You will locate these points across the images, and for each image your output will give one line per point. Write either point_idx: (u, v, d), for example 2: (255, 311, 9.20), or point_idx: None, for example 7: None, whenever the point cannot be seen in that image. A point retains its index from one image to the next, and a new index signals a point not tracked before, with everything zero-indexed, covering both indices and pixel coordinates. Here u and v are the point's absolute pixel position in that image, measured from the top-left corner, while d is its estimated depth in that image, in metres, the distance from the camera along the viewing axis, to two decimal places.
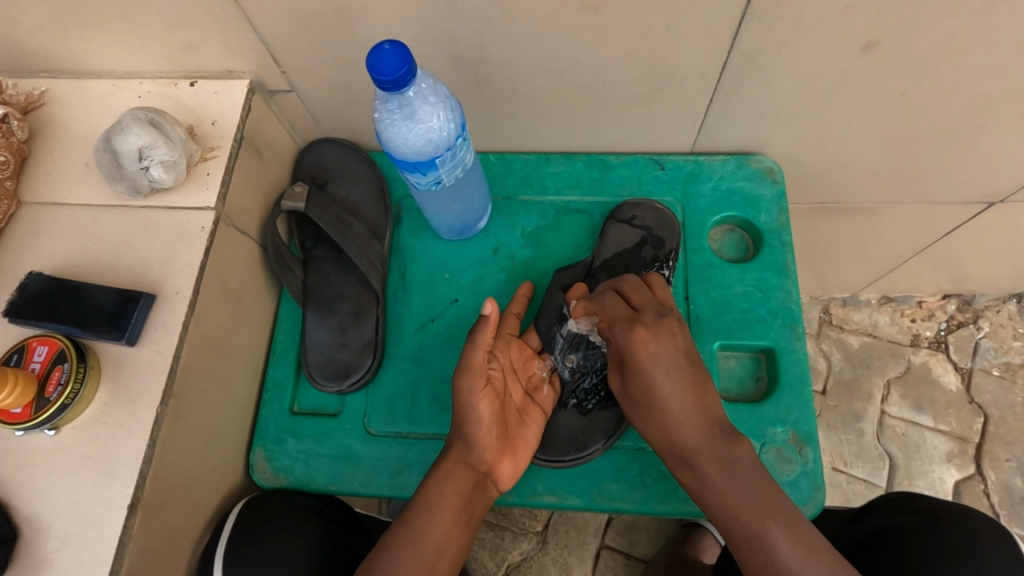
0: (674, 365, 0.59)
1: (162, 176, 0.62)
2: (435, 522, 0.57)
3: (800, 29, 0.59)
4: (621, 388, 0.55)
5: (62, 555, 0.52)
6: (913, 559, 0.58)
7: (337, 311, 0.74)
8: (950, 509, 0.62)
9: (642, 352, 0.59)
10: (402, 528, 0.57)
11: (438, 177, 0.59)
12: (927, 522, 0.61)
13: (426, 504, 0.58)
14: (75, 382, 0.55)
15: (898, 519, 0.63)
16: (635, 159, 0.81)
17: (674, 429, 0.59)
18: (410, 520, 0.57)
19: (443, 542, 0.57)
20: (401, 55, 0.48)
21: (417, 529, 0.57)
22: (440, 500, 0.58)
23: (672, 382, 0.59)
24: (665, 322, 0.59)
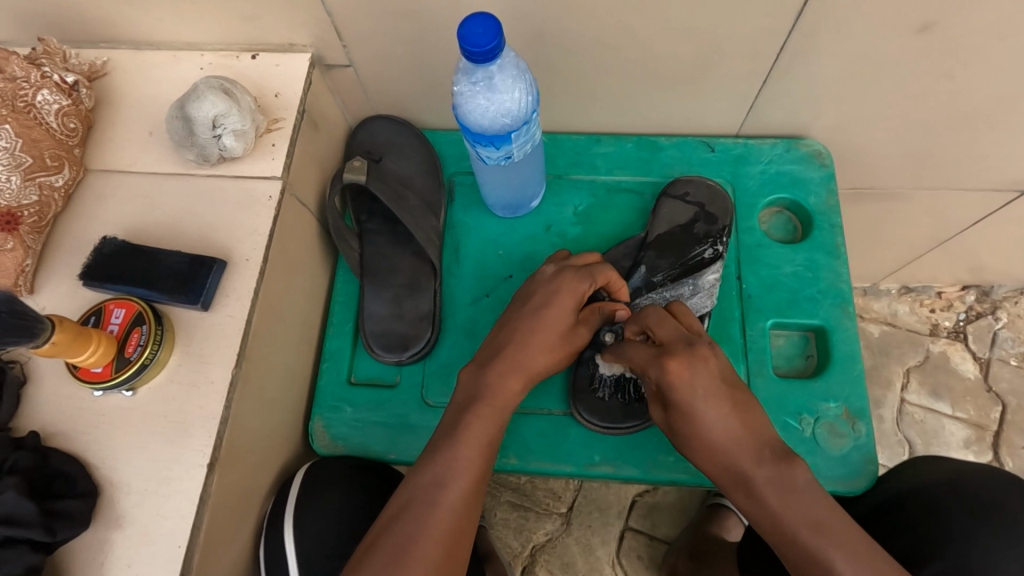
0: (711, 395, 0.57)
1: (232, 144, 0.63)
2: (480, 447, 0.57)
3: (862, 9, 0.60)
4: (682, 375, 0.57)
5: (144, 510, 0.53)
6: (936, 517, 0.60)
7: (392, 283, 0.75)
8: (974, 471, 0.63)
9: (683, 389, 0.57)
10: (451, 453, 0.56)
11: (509, 151, 0.61)
12: (951, 482, 0.62)
13: (483, 411, 0.58)
14: (153, 344, 0.56)
15: (921, 480, 0.64)
16: (685, 141, 0.82)
17: (723, 455, 0.56)
18: (461, 442, 0.56)
19: (485, 470, 0.57)
20: (493, 28, 0.49)
21: (466, 451, 0.56)
22: (492, 416, 0.58)
23: (714, 408, 0.57)
24: (696, 352, 0.58)
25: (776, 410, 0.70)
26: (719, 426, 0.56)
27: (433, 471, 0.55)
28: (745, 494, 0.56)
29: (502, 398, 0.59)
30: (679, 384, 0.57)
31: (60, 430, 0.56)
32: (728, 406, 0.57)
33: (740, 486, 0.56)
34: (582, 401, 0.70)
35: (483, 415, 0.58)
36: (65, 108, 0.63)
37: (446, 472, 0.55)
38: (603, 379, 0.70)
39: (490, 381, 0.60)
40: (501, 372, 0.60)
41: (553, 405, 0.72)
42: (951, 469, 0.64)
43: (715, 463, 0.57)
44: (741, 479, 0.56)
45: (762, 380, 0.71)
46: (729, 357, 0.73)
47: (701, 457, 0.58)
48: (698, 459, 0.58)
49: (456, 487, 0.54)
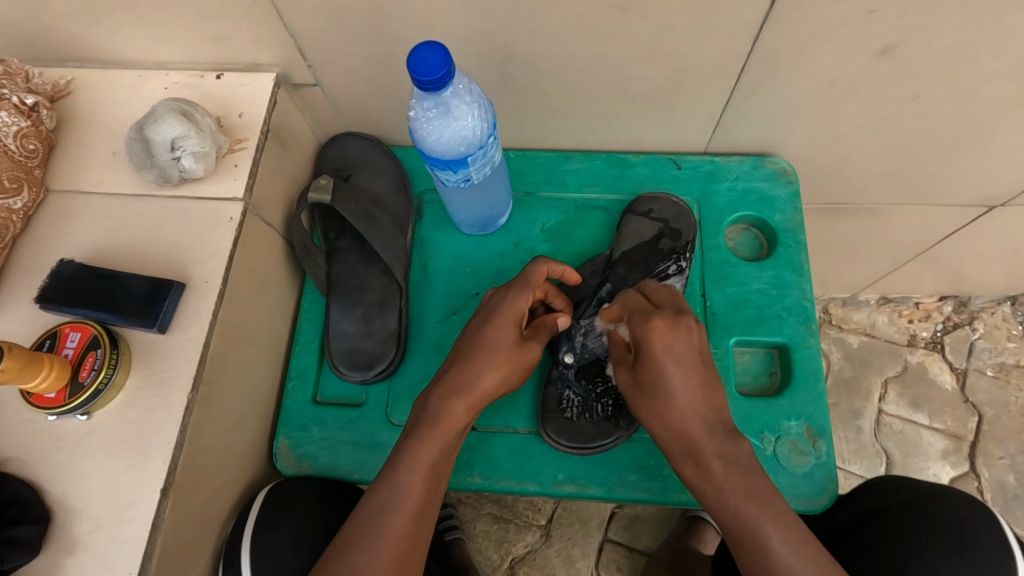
0: (681, 361, 0.59)
1: (192, 166, 0.63)
2: (427, 474, 0.56)
3: (821, 33, 0.61)
4: (662, 334, 0.59)
5: (95, 537, 0.53)
6: (900, 542, 0.61)
7: (360, 301, 0.75)
8: (935, 491, 0.64)
9: (658, 346, 0.60)
10: (397, 476, 0.56)
11: (467, 174, 0.61)
12: (912, 504, 0.63)
13: (430, 435, 0.57)
14: (108, 368, 0.55)
15: (883, 501, 0.65)
16: (654, 158, 0.83)
17: (679, 423, 0.59)
18: (406, 468, 0.56)
19: (432, 495, 0.57)
20: (442, 56, 0.50)
21: (413, 476, 0.56)
22: (437, 441, 0.57)
23: (681, 374, 0.59)
24: (681, 320, 0.61)
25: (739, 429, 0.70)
26: (678, 390, 0.59)
27: (379, 498, 0.55)
28: (692, 463, 0.58)
29: (451, 420, 0.58)
30: (656, 344, 0.60)
31: (12, 455, 0.55)
32: (694, 378, 0.59)
33: (684, 447, 0.58)
34: (550, 422, 0.70)
35: (430, 438, 0.57)
36: (23, 130, 0.63)
37: (390, 498, 0.55)
38: (571, 399, 0.70)
39: (438, 400, 0.59)
40: (447, 394, 0.59)
41: (519, 423, 0.72)
42: (912, 490, 0.65)
43: (664, 425, 0.59)
44: (692, 446, 0.58)
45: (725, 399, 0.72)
46: None
47: (655, 419, 0.60)
48: (648, 414, 0.60)
49: (400, 513, 0.54)
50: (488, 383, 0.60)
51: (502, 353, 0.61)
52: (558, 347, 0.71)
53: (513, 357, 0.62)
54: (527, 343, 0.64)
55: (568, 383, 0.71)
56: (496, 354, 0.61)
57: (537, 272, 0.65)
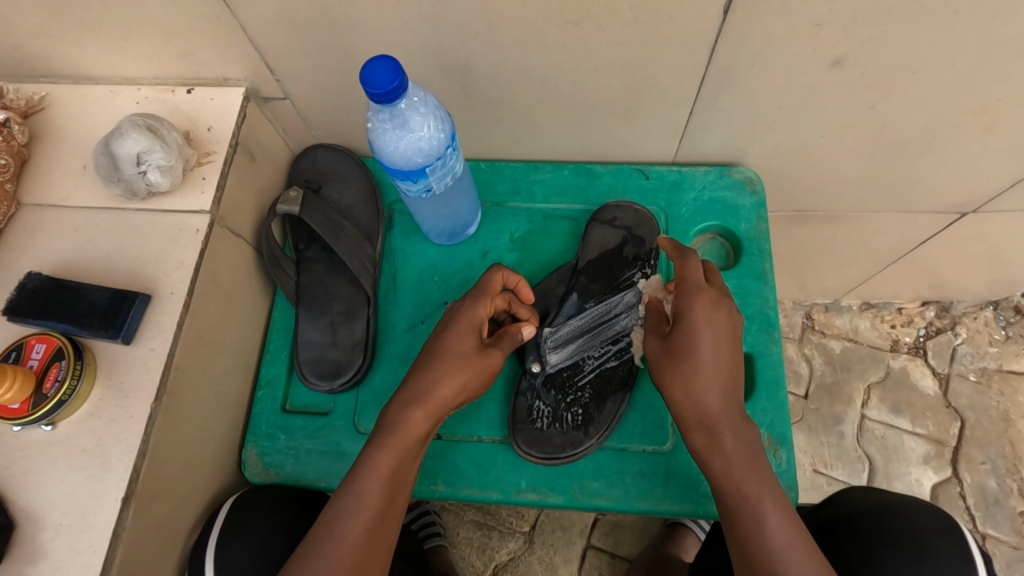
0: (717, 341, 0.61)
1: (158, 180, 0.64)
2: (385, 482, 0.57)
3: (773, 46, 0.62)
4: (702, 316, 0.62)
5: (57, 545, 0.54)
6: (865, 547, 0.62)
7: (329, 311, 0.77)
8: (900, 500, 0.65)
9: (696, 321, 0.62)
10: (356, 486, 0.57)
11: (428, 184, 0.62)
12: (877, 510, 0.64)
13: (389, 444, 0.58)
14: (72, 379, 0.56)
15: (853, 506, 0.66)
16: (621, 168, 0.84)
17: (696, 394, 0.60)
18: (364, 477, 0.57)
19: (391, 502, 0.57)
20: (393, 69, 0.51)
21: (371, 485, 0.56)
22: (395, 450, 0.58)
23: (715, 351, 0.61)
24: (726, 303, 0.63)
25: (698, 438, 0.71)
26: (713, 388, 0.60)
27: (338, 505, 0.56)
28: (704, 434, 0.60)
29: (410, 430, 0.59)
30: (696, 321, 0.61)
31: None
32: (725, 358, 0.61)
33: (700, 421, 0.60)
34: (520, 433, 0.70)
35: (387, 450, 0.58)
36: None
37: (349, 507, 0.56)
38: (541, 409, 0.71)
39: (396, 411, 0.60)
40: (407, 403, 0.60)
41: (484, 432, 0.72)
42: (885, 499, 0.66)
43: (683, 390, 0.61)
44: (706, 419, 0.60)
45: None
46: (656, 385, 0.73)
47: (675, 392, 0.61)
48: (670, 377, 0.62)
49: (357, 522, 0.55)
50: (447, 394, 0.61)
51: (463, 361, 0.62)
52: (526, 357, 0.72)
53: (472, 366, 0.63)
54: (487, 350, 0.64)
55: (538, 394, 0.71)
56: (456, 362, 0.62)
57: (492, 283, 0.66)
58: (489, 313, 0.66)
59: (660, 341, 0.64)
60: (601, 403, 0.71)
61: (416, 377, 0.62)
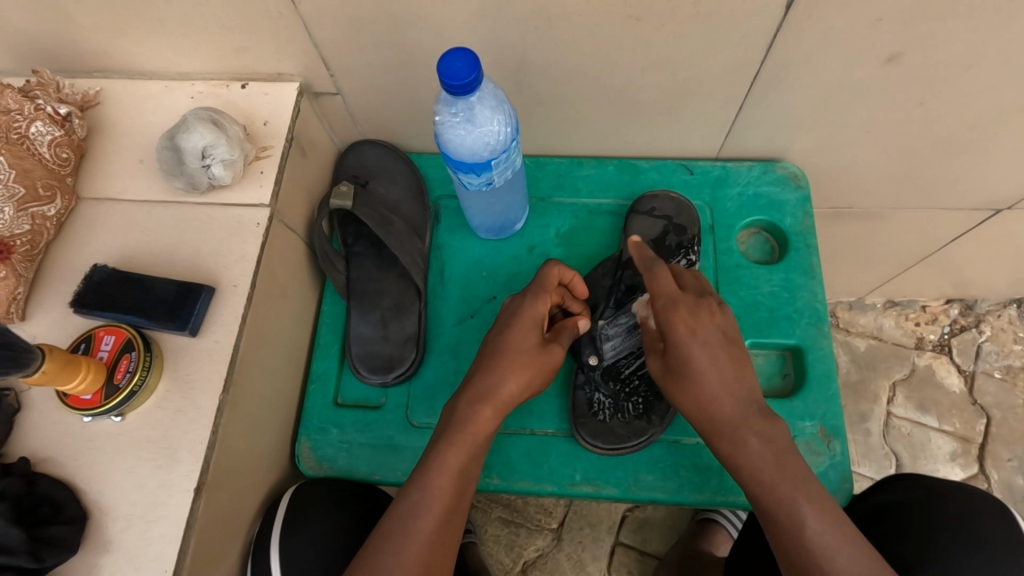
0: (707, 344, 0.60)
1: (221, 173, 0.65)
2: (454, 477, 0.57)
3: (830, 42, 0.63)
4: (686, 322, 0.61)
5: (131, 535, 0.54)
6: (916, 535, 0.62)
7: (380, 306, 0.77)
8: (945, 488, 0.65)
9: (681, 329, 0.61)
10: (426, 480, 0.57)
11: (490, 178, 0.63)
12: (924, 499, 0.64)
13: (459, 439, 0.59)
14: (142, 370, 0.57)
15: (898, 496, 0.66)
16: (665, 164, 0.85)
17: (707, 401, 0.59)
18: (434, 471, 0.57)
19: (460, 497, 0.58)
20: (470, 63, 0.52)
21: (441, 480, 0.57)
22: (463, 444, 0.59)
23: (709, 354, 0.60)
24: (704, 303, 0.62)
25: None
26: (719, 393, 0.59)
27: (409, 500, 0.56)
28: (727, 443, 0.59)
29: (477, 427, 0.59)
30: (682, 331, 0.61)
31: (50, 455, 0.57)
32: (726, 364, 0.60)
33: (719, 429, 0.59)
34: (584, 426, 0.70)
35: (455, 443, 0.58)
36: (57, 139, 0.65)
37: (420, 500, 0.56)
38: (601, 401, 0.71)
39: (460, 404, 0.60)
40: (473, 399, 0.61)
41: (537, 425, 0.73)
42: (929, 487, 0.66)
43: (695, 406, 0.60)
44: (724, 425, 0.59)
45: None
46: None
47: (687, 403, 0.61)
48: (681, 398, 0.61)
49: (429, 516, 0.56)
50: (511, 391, 0.62)
51: (524, 355, 0.63)
52: (581, 351, 0.72)
53: (536, 363, 0.63)
54: (549, 346, 0.65)
55: (595, 387, 0.72)
56: (521, 359, 0.62)
57: (550, 276, 0.67)
58: (548, 309, 0.66)
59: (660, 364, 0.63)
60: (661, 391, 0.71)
61: (482, 377, 0.62)
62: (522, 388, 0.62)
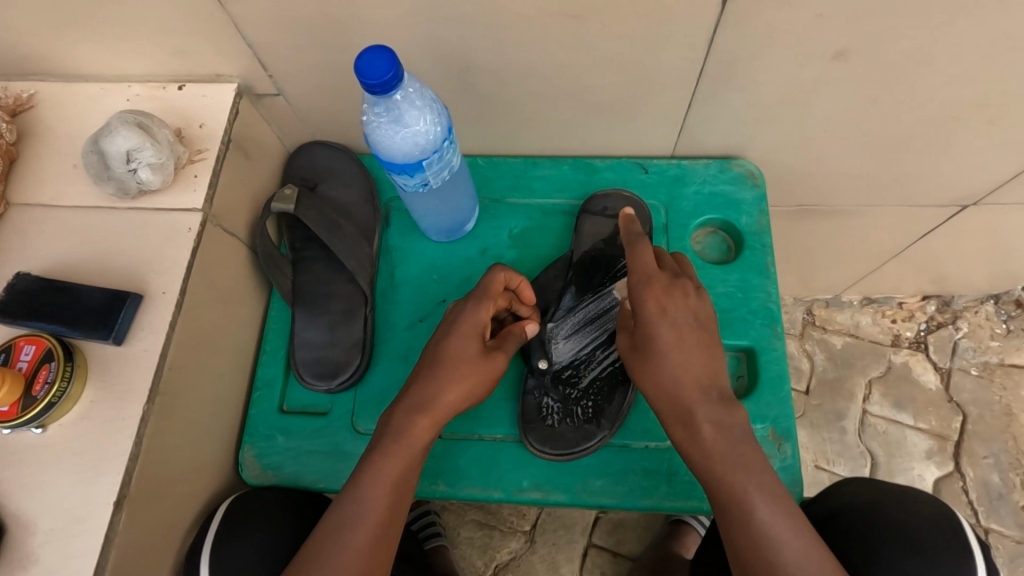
0: (677, 324, 0.60)
1: (149, 177, 0.63)
2: (386, 489, 0.56)
3: (773, 37, 0.61)
4: (660, 302, 0.60)
5: (49, 550, 0.53)
6: (861, 538, 0.61)
7: (327, 310, 0.76)
8: (892, 492, 0.64)
9: (653, 308, 0.60)
10: (356, 491, 0.56)
11: (425, 178, 0.62)
12: (875, 503, 0.63)
13: (392, 449, 0.57)
14: (62, 380, 0.55)
15: (847, 501, 0.65)
16: (620, 163, 0.83)
17: (678, 393, 0.59)
18: (365, 482, 0.56)
19: (394, 509, 0.56)
20: (388, 60, 0.50)
21: (372, 491, 0.55)
22: (396, 455, 0.57)
23: (676, 335, 0.60)
24: (679, 284, 0.62)
25: None
26: (688, 375, 0.59)
27: (339, 513, 0.55)
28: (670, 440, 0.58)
29: (412, 436, 0.58)
30: (652, 309, 0.60)
31: None
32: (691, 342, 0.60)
33: (681, 416, 0.58)
34: (533, 431, 0.69)
35: (387, 453, 0.57)
36: None
37: (349, 512, 0.55)
38: (550, 406, 0.70)
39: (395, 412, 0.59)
40: (410, 408, 0.59)
41: (485, 431, 0.71)
42: (877, 491, 0.65)
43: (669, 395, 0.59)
44: (687, 414, 0.58)
45: None
46: None
47: (655, 392, 0.60)
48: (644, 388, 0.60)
49: (358, 529, 0.54)
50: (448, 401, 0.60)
51: (462, 361, 0.61)
52: (531, 355, 0.70)
53: (476, 372, 0.62)
54: (492, 354, 0.63)
55: (545, 391, 0.71)
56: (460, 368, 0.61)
57: (493, 283, 0.65)
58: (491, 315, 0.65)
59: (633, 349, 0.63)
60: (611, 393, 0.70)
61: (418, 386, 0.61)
62: (461, 396, 0.61)
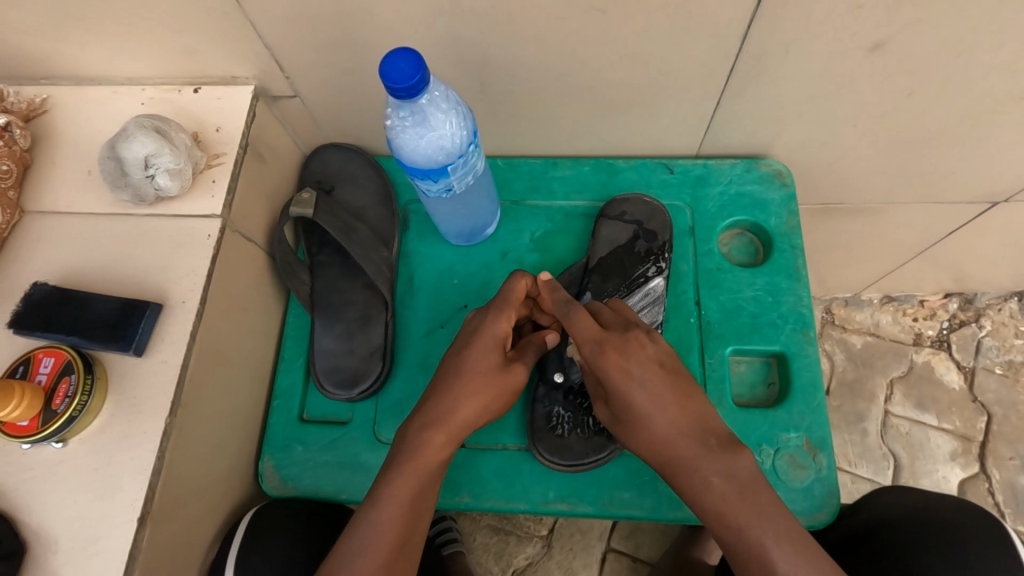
0: (647, 380, 0.56)
1: (167, 184, 0.62)
2: (406, 503, 0.55)
3: (808, 32, 0.59)
4: (617, 364, 0.56)
5: (71, 570, 0.51)
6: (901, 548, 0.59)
7: (345, 317, 0.74)
8: (937, 502, 0.62)
9: (614, 372, 0.57)
10: (377, 506, 0.54)
11: (449, 183, 0.60)
12: (915, 512, 0.62)
13: (414, 462, 0.56)
14: (82, 394, 0.54)
15: (889, 511, 0.64)
16: (643, 163, 0.81)
17: (666, 447, 0.56)
18: (386, 498, 0.54)
19: (414, 524, 0.55)
20: (415, 63, 0.48)
21: (393, 506, 0.54)
22: (419, 469, 0.56)
23: (647, 392, 0.56)
24: (632, 338, 0.58)
25: None
26: (671, 433, 0.55)
27: (360, 530, 0.53)
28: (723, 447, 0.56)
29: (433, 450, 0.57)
30: (615, 374, 0.57)
31: None
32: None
33: (669, 465, 0.56)
34: (541, 441, 0.67)
35: (417, 466, 0.56)
36: None
37: (370, 529, 0.53)
38: (561, 415, 0.68)
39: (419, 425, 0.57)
40: (438, 420, 0.58)
41: (509, 440, 0.70)
42: (923, 501, 0.64)
43: (651, 450, 0.57)
44: (678, 466, 0.55)
45: (721, 411, 0.69)
46: None
47: (643, 447, 0.57)
48: (631, 433, 0.58)
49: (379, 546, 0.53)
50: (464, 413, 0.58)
51: (480, 372, 0.60)
52: (546, 365, 0.69)
53: (499, 381, 0.60)
54: (510, 366, 0.62)
55: (555, 400, 0.69)
56: (485, 378, 0.59)
57: (514, 291, 0.63)
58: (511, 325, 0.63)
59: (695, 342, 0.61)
60: None
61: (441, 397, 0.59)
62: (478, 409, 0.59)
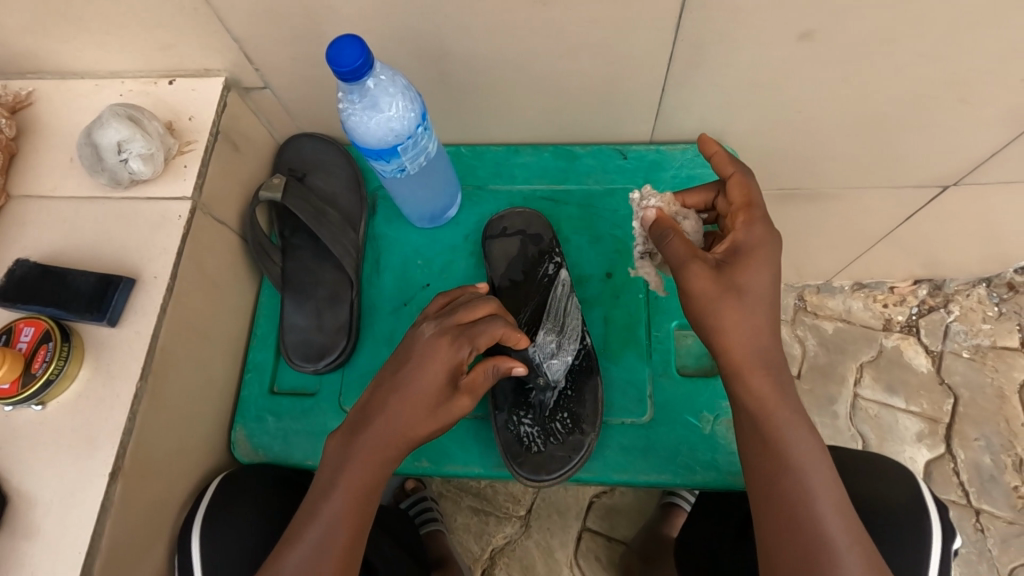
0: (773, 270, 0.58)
1: (140, 168, 0.66)
2: (358, 489, 0.58)
3: (738, 23, 0.62)
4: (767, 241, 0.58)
5: (48, 521, 0.56)
6: None
7: (313, 296, 0.78)
8: (866, 460, 0.72)
9: (761, 251, 0.58)
10: (330, 490, 0.58)
11: (401, 164, 0.64)
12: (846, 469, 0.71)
13: (365, 450, 0.59)
14: (59, 360, 0.58)
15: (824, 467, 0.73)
16: (600, 149, 0.85)
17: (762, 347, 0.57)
18: (339, 482, 0.58)
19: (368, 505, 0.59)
20: (358, 49, 0.53)
21: (345, 489, 0.58)
22: (372, 452, 0.59)
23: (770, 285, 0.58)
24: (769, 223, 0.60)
25: (679, 409, 0.72)
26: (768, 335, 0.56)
27: (315, 506, 0.58)
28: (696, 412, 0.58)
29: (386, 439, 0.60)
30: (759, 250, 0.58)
31: None
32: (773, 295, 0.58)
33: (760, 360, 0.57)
34: (523, 465, 0.69)
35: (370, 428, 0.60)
36: None
37: (326, 512, 0.57)
38: (530, 433, 0.71)
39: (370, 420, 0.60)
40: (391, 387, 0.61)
41: None
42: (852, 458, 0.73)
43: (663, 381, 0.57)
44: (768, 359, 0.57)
45: (667, 379, 0.74)
46: (635, 359, 0.75)
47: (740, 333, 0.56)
48: (734, 315, 0.56)
49: (334, 524, 0.57)
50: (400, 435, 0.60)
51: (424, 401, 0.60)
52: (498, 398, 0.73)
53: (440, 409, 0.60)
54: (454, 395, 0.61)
55: (520, 422, 0.72)
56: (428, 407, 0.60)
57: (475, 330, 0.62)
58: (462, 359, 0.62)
59: (711, 272, 0.57)
60: (580, 394, 0.72)
61: (398, 404, 0.60)
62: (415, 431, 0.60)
